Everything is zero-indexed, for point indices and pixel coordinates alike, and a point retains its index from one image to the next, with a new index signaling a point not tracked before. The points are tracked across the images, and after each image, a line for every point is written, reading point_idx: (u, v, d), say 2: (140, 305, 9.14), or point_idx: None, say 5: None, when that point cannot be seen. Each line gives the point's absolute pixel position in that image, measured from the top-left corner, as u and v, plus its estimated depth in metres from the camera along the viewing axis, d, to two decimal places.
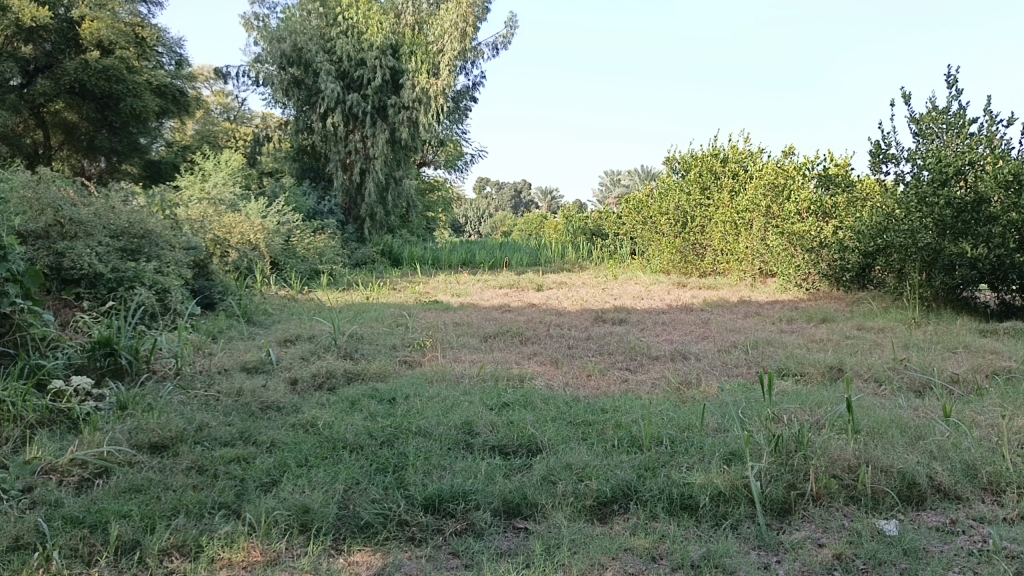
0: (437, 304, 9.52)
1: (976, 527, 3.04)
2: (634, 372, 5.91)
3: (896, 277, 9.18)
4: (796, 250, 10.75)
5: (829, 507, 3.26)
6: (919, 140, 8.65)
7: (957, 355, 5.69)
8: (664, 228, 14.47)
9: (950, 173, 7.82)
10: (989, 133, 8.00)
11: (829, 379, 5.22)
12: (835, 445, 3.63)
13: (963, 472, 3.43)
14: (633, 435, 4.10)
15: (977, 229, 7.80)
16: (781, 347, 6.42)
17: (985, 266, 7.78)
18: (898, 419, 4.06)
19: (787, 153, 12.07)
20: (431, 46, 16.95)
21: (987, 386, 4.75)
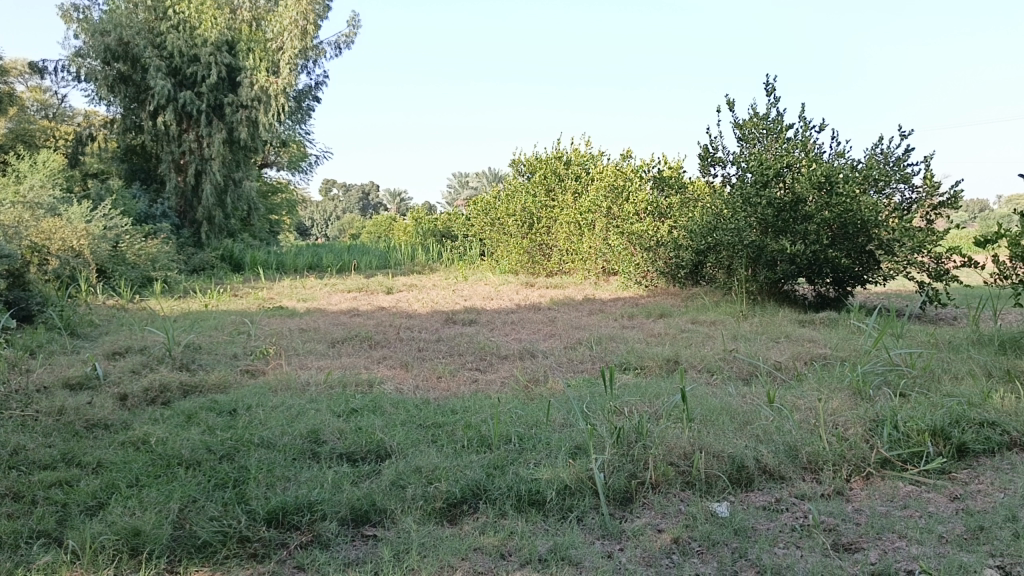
0: (281, 310, 9.24)
1: (797, 504, 3.28)
2: (483, 372, 5.95)
3: (725, 273, 9.77)
4: (635, 249, 11.20)
5: (666, 493, 3.42)
6: (743, 144, 9.21)
7: (780, 344, 6.11)
8: (511, 230, 14.69)
9: (770, 175, 8.36)
10: (803, 138, 8.65)
11: (665, 371, 5.48)
12: (672, 434, 3.80)
13: (785, 452, 3.67)
14: (482, 435, 4.13)
15: (795, 227, 8.43)
16: (622, 342, 6.68)
17: (802, 261, 8.39)
18: (728, 407, 4.30)
19: (625, 156, 12.54)
20: (269, 43, 16.51)
21: (805, 371, 5.14)
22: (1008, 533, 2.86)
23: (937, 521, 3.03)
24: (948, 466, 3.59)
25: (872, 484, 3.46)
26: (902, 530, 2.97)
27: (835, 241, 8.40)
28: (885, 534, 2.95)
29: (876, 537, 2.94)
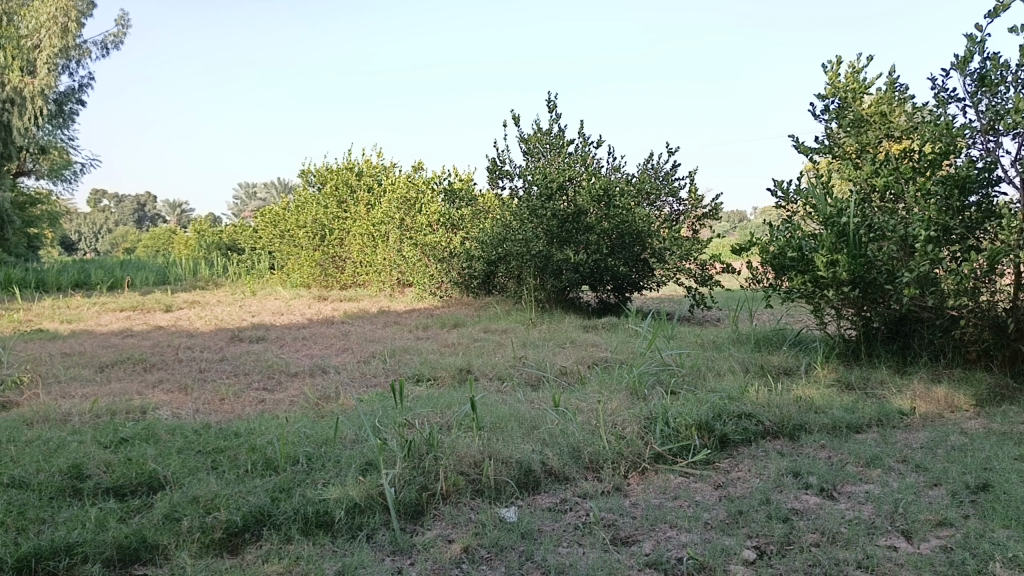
0: (40, 333, 8.35)
1: (580, 503, 3.42)
2: (271, 391, 5.71)
3: (515, 282, 10.06)
4: (429, 261, 11.26)
5: (456, 503, 3.44)
6: (528, 158, 9.54)
7: (566, 349, 6.37)
8: (302, 242, 14.26)
9: (554, 189, 8.67)
10: (583, 153, 9.10)
11: (457, 382, 5.54)
12: (462, 443, 3.83)
13: (569, 454, 3.82)
14: (267, 457, 3.95)
15: (577, 237, 8.83)
16: (415, 353, 6.67)
17: (585, 269, 8.82)
18: (516, 413, 4.41)
19: (417, 168, 12.59)
20: (23, 40, 15.02)
21: (588, 375, 5.40)
22: (762, 515, 3.15)
23: (703, 509, 3.27)
24: (713, 456, 3.91)
25: (647, 479, 3.68)
26: (673, 520, 3.17)
27: (614, 250, 8.91)
28: (659, 526, 3.15)
29: (650, 529, 3.12)
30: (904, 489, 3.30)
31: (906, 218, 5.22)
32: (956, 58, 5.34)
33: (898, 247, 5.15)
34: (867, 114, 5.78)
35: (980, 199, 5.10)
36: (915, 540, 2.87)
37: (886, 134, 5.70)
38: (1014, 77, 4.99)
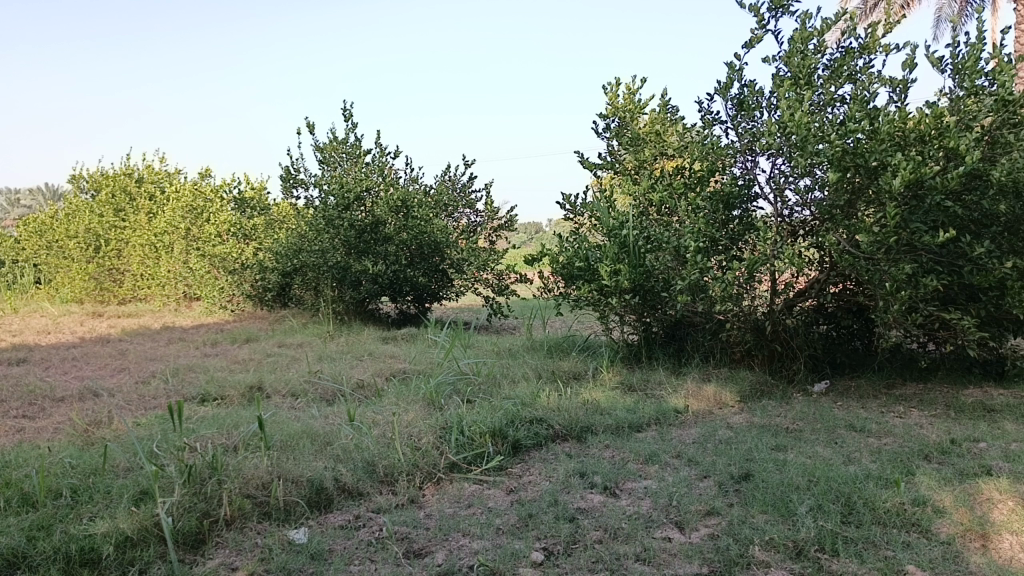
0: None
1: (373, 518, 3.37)
2: (31, 419, 5.16)
3: (312, 294, 9.78)
4: (218, 273, 10.70)
5: (242, 528, 3.27)
6: (323, 167, 9.30)
7: (363, 362, 6.28)
8: (72, 253, 13.05)
9: (351, 199, 8.51)
10: (380, 163, 9.02)
11: (246, 400, 5.28)
12: (249, 464, 3.64)
13: (363, 468, 3.74)
14: (24, 492, 3.56)
15: (375, 248, 8.72)
16: (201, 372, 6.30)
17: (384, 280, 8.75)
18: (308, 429, 4.27)
19: (204, 175, 11.94)
20: None
21: (384, 388, 5.33)
22: (550, 517, 3.25)
23: (495, 515, 3.32)
24: (505, 462, 3.98)
25: (441, 489, 3.69)
26: (465, 528, 3.20)
27: (413, 261, 8.90)
28: (451, 535, 3.16)
29: (443, 539, 3.13)
30: (678, 483, 3.54)
31: (679, 230, 5.62)
32: (719, 84, 5.83)
33: (673, 257, 5.53)
34: (644, 133, 6.19)
35: (741, 213, 5.60)
36: (687, 530, 3.08)
37: (660, 152, 6.13)
38: (767, 103, 5.52)
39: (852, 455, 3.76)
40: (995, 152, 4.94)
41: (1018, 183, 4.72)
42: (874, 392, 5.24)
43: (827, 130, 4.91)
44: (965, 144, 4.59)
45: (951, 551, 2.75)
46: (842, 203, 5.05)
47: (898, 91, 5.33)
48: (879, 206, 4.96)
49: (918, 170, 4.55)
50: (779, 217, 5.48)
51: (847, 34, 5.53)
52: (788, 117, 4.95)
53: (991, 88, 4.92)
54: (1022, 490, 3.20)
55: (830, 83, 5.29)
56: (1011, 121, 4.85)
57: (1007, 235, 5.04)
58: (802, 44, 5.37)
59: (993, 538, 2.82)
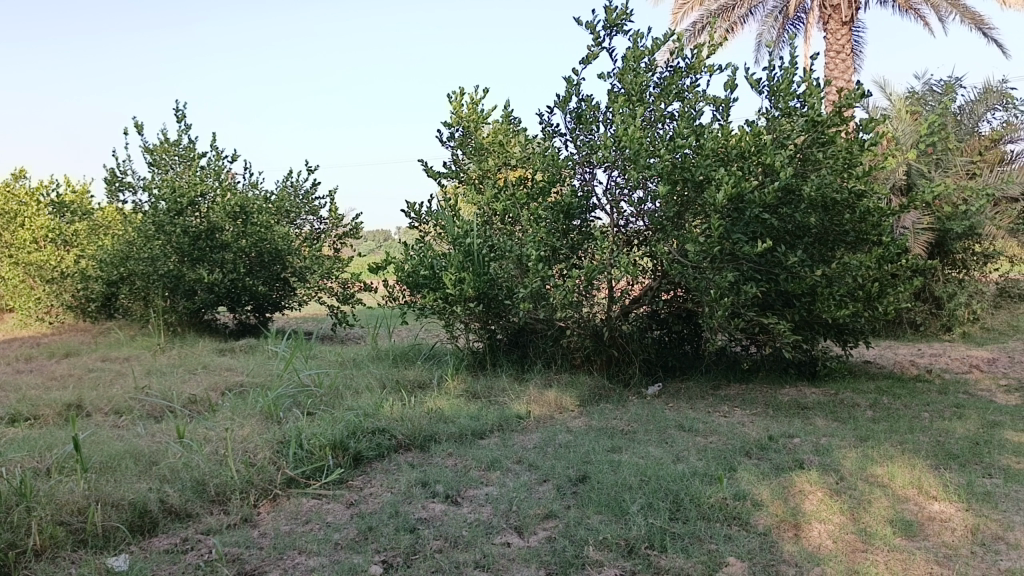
0: None
1: (203, 540, 3.21)
2: None
3: (141, 305, 9.21)
4: (35, 282, 9.90)
5: (54, 559, 3.02)
6: (153, 170, 8.80)
7: (196, 376, 5.97)
8: None
9: (184, 204, 8.10)
10: (216, 167, 8.65)
11: (63, 420, 4.89)
12: (63, 489, 3.37)
13: (192, 489, 3.55)
14: None
15: (211, 256, 8.33)
16: (11, 390, 5.78)
17: (220, 289, 8.38)
18: (132, 449, 4.01)
19: (17, 175, 11.01)
20: None
21: (219, 402, 5.10)
22: (390, 529, 3.21)
23: (333, 530, 3.25)
24: (345, 475, 3.90)
25: (277, 506, 3.56)
26: (302, 545, 3.10)
27: (252, 269, 8.57)
28: (287, 553, 3.05)
29: (277, 558, 3.02)
30: (518, 488, 3.59)
31: (521, 240, 5.73)
32: (558, 97, 5.99)
33: (516, 265, 5.62)
34: (487, 143, 6.27)
35: (581, 223, 5.79)
36: (526, 534, 3.12)
37: (503, 163, 6.22)
38: (603, 118, 5.74)
39: (681, 454, 3.96)
40: (806, 168, 5.36)
41: (825, 198, 5.14)
42: (702, 393, 5.55)
43: (658, 146, 5.16)
44: (780, 161, 4.95)
45: (767, 541, 2.94)
46: (672, 214, 5.32)
47: (722, 110, 5.67)
48: (704, 217, 5.26)
49: (739, 185, 4.86)
50: (615, 228, 5.71)
51: (675, 54, 5.83)
52: (622, 131, 5.17)
53: (802, 110, 5.34)
54: (829, 480, 3.47)
55: (661, 100, 5.57)
56: (819, 141, 5.29)
57: (817, 246, 5.49)
58: (635, 62, 5.62)
59: (804, 526, 3.04)
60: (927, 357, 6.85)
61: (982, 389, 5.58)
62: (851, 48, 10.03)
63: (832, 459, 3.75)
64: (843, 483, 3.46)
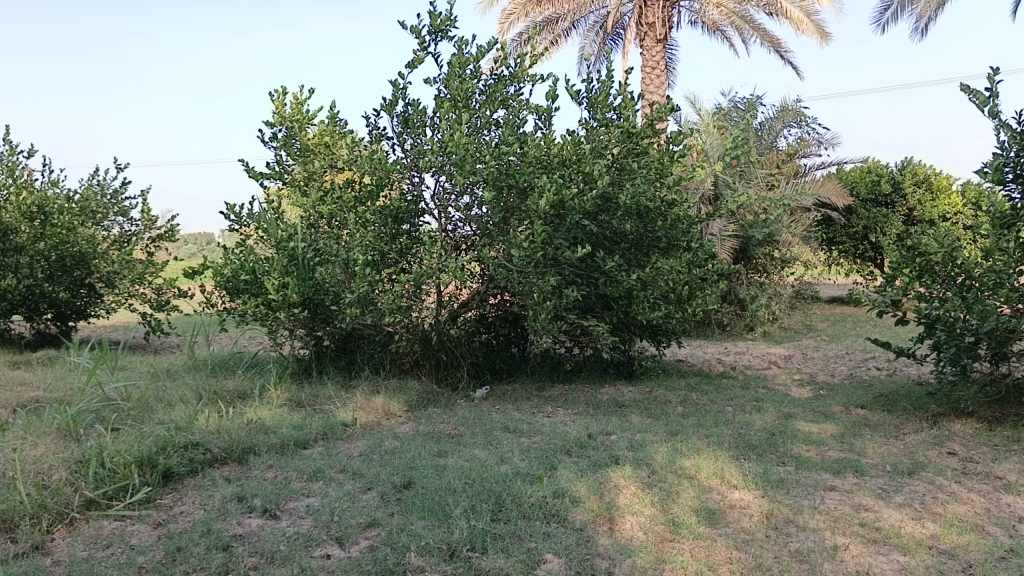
0: None
1: None
2: None
3: None
4: None
5: None
6: None
7: None
8: None
9: None
10: (9, 164, 7.93)
11: None
12: None
13: None
14: None
15: (3, 259, 7.61)
16: None
17: (15, 296, 7.67)
18: None
19: None
20: None
21: (9, 420, 4.65)
22: (202, 548, 3.05)
23: (138, 553, 3.04)
24: (154, 493, 3.66)
25: (75, 531, 3.29)
26: (101, 572, 2.88)
27: (52, 274, 7.91)
28: None
29: None
30: (340, 497, 3.51)
31: (348, 244, 5.64)
32: (385, 101, 5.95)
33: (342, 270, 5.55)
34: (312, 144, 6.12)
35: (409, 228, 5.75)
36: (346, 545, 3.06)
37: (330, 165, 6.10)
38: (430, 122, 5.74)
39: (505, 455, 4.02)
40: (622, 178, 5.60)
41: (639, 205, 5.43)
42: (528, 395, 5.67)
43: (484, 152, 5.21)
44: (598, 170, 5.17)
45: (583, 536, 3.04)
46: (498, 220, 5.39)
47: (545, 119, 5.83)
48: (528, 222, 5.35)
49: (560, 192, 5.01)
50: (443, 232, 5.71)
51: (500, 63, 5.94)
52: (448, 137, 5.15)
53: (618, 122, 5.58)
54: (642, 475, 3.64)
55: (486, 107, 5.65)
56: (633, 152, 5.55)
57: (632, 251, 5.79)
58: (460, 69, 5.66)
59: (618, 520, 3.17)
60: (732, 355, 7.36)
61: (779, 383, 6.06)
62: (665, 64, 10.63)
63: (645, 454, 3.94)
64: (654, 476, 3.64)
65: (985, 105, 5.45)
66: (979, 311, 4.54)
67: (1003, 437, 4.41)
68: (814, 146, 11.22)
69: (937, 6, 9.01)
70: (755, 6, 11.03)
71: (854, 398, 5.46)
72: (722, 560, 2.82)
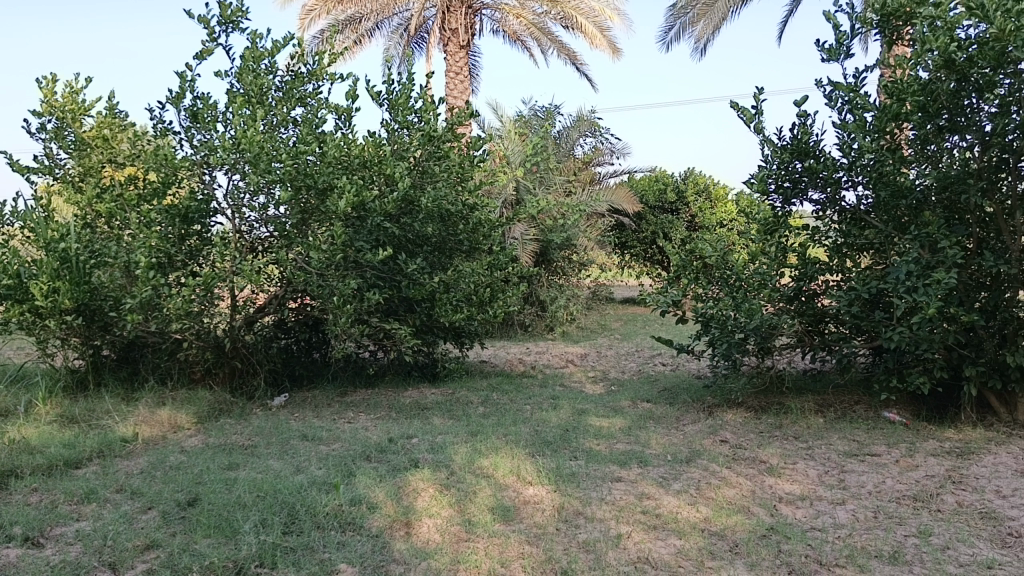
0: None
1: None
2: None
3: None
4: None
5: None
6: None
7: None
8: None
9: None
10: None
11: None
12: None
13: None
14: None
15: None
16: None
17: None
18: None
19: None
20: None
21: None
22: None
23: None
24: None
25: None
26: None
27: None
28: None
29: None
30: (116, 520, 3.25)
31: (129, 245, 5.21)
32: (171, 93, 5.64)
33: (123, 273, 5.11)
34: (89, 137, 5.66)
35: (199, 228, 5.43)
36: (121, 570, 2.82)
37: (110, 160, 5.67)
38: (222, 118, 5.48)
39: (301, 465, 3.90)
40: (423, 181, 5.62)
41: (440, 209, 5.50)
42: (328, 401, 5.54)
43: (280, 151, 5.02)
44: (399, 172, 5.17)
45: (379, 542, 3.00)
46: (295, 221, 5.20)
47: (344, 119, 5.73)
48: (328, 224, 5.22)
49: (360, 194, 4.95)
50: (237, 233, 5.44)
51: (296, 59, 5.78)
52: (241, 133, 4.91)
53: (419, 125, 5.58)
54: (440, 476, 3.65)
55: (282, 104, 5.49)
56: (434, 155, 5.57)
57: (435, 253, 5.82)
58: (254, 63, 5.47)
59: (415, 524, 3.16)
60: (533, 355, 7.59)
61: (575, 381, 6.32)
62: (468, 70, 10.79)
63: (444, 456, 3.96)
64: (452, 477, 3.66)
65: (751, 122, 5.97)
66: (747, 310, 5.03)
67: (767, 424, 4.85)
68: (607, 155, 11.84)
69: (714, 28, 9.81)
70: (552, 18, 11.44)
71: (641, 393, 5.80)
72: (514, 556, 2.88)
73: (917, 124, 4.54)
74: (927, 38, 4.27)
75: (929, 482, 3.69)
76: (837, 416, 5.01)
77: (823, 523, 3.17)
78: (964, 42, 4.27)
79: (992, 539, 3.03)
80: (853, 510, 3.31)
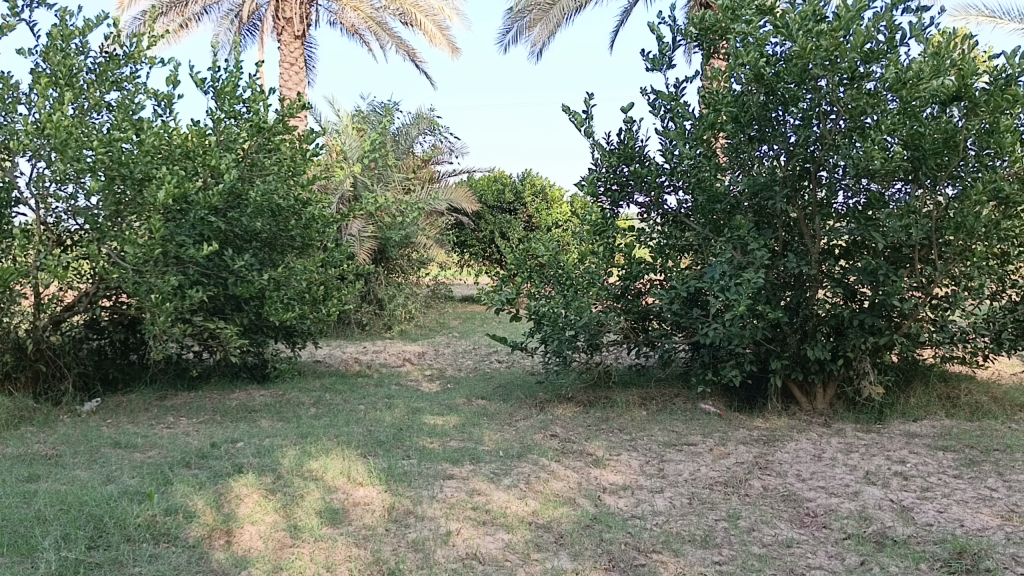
0: None
1: None
2: None
3: None
4: None
5: None
6: None
7: None
8: None
9: None
10: None
11: None
12: None
13: None
14: None
15: None
16: None
17: None
18: None
19: None
20: None
21: None
22: None
23: None
24: None
25: None
26: None
27: None
28: None
29: None
30: None
31: None
32: None
33: None
34: None
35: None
36: None
37: None
38: (25, 99, 5.06)
39: (112, 474, 3.64)
40: (252, 173, 5.43)
41: (270, 203, 5.34)
42: (146, 405, 5.23)
43: (91, 138, 4.66)
44: (224, 164, 5.00)
45: (196, 553, 2.85)
46: (109, 213, 4.85)
47: (164, 105, 5.41)
48: (146, 217, 4.90)
49: (182, 185, 4.68)
50: (42, 225, 5.00)
51: (110, 40, 5.40)
52: (45, 117, 4.53)
53: (246, 115, 5.38)
54: (265, 481, 3.52)
55: (94, 87, 5.12)
56: (265, 147, 5.42)
57: (265, 250, 5.63)
58: (61, 42, 5.11)
59: (235, 532, 3.02)
60: (369, 354, 7.45)
61: (411, 379, 6.30)
62: (304, 61, 10.50)
63: (270, 459, 3.82)
64: (278, 482, 3.54)
65: (581, 125, 6.16)
66: (577, 308, 5.19)
67: (594, 418, 5.02)
68: (446, 153, 11.85)
69: (550, 33, 10.04)
70: (391, 13, 11.31)
71: (476, 390, 5.85)
72: (340, 559, 2.82)
73: (729, 134, 4.86)
74: (740, 53, 4.57)
75: (738, 468, 3.94)
76: (658, 409, 5.28)
77: (642, 511, 3.32)
78: (772, 58, 4.61)
79: (792, 519, 3.28)
80: (670, 498, 3.49)
